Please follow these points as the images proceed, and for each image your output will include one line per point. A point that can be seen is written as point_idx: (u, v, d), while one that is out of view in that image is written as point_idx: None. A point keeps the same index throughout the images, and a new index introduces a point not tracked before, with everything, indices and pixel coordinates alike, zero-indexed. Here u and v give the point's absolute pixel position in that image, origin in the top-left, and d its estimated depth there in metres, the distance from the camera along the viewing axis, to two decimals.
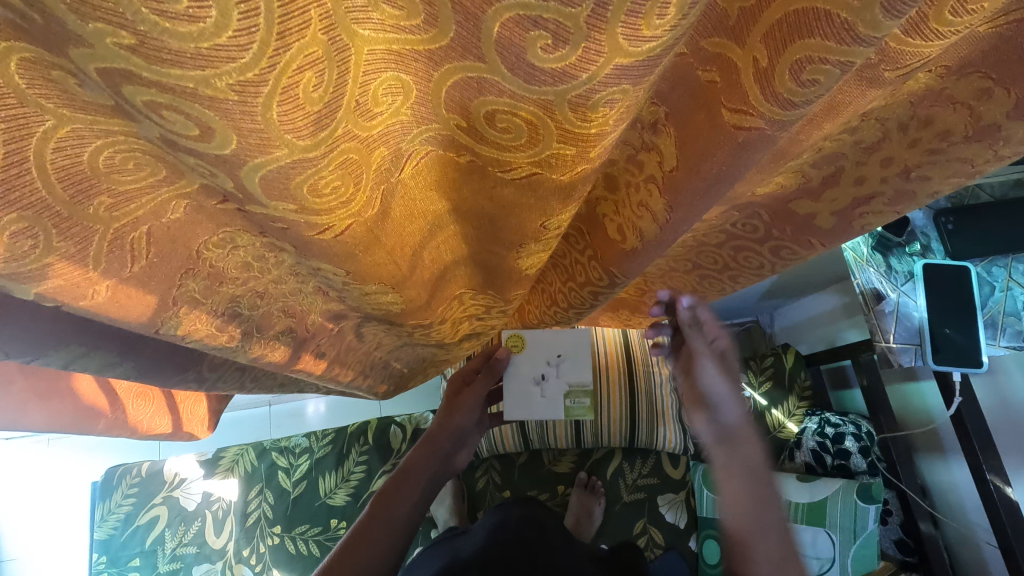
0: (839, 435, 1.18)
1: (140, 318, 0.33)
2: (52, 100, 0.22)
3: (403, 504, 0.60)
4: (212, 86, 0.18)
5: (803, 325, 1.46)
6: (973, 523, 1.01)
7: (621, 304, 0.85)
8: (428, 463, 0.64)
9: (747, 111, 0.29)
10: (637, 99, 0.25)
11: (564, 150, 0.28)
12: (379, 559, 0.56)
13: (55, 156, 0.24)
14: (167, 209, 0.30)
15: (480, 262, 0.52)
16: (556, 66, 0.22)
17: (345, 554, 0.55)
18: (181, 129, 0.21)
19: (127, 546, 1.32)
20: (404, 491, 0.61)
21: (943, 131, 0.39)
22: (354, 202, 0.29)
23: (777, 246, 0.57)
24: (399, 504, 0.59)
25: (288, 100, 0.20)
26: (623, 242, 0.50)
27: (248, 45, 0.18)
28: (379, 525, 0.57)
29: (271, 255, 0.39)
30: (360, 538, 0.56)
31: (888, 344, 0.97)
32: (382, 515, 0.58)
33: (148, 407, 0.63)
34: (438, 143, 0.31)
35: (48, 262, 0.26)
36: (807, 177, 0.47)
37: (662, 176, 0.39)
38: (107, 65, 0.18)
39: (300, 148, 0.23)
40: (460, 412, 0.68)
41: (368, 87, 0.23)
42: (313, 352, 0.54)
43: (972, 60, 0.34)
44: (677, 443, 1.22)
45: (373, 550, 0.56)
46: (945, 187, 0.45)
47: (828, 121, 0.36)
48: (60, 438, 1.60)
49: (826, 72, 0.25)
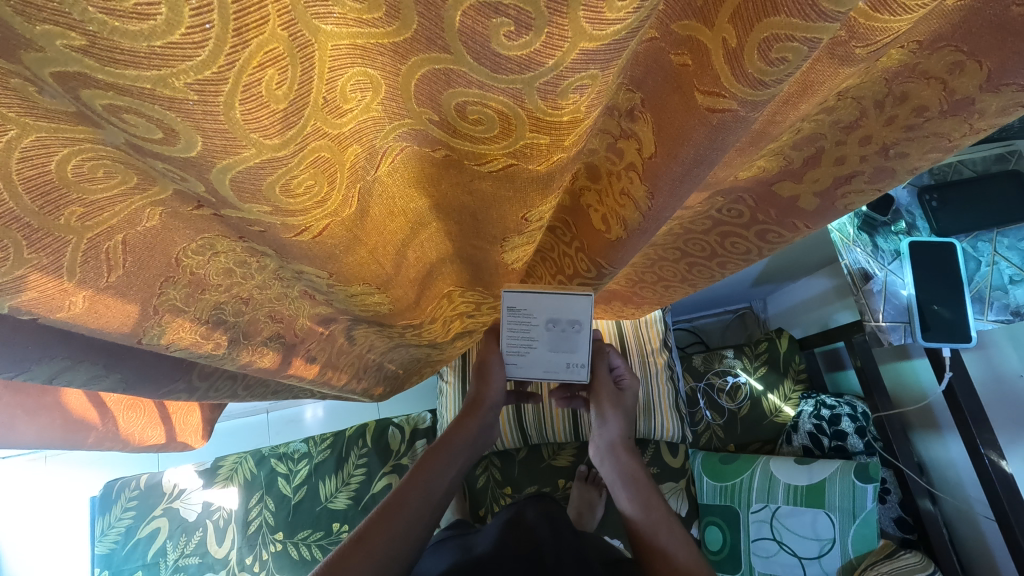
0: (836, 417, 1.20)
1: (120, 328, 0.33)
2: (13, 110, 0.21)
3: (438, 475, 0.60)
4: (170, 86, 0.18)
5: (796, 310, 1.47)
6: (970, 499, 1.01)
7: (612, 295, 0.85)
8: (465, 432, 0.64)
9: (719, 93, 0.29)
10: (606, 84, 0.25)
11: (539, 140, 0.29)
12: (412, 529, 0.55)
13: (21, 166, 0.23)
14: (142, 217, 0.30)
15: (465, 259, 0.51)
16: (521, 53, 0.22)
17: (382, 519, 0.55)
18: (145, 132, 0.21)
19: (130, 559, 1.31)
20: (445, 463, 0.61)
21: (919, 107, 0.40)
22: (330, 201, 0.29)
23: (763, 230, 0.57)
24: (439, 476, 0.60)
25: (251, 98, 0.20)
26: (608, 231, 0.50)
27: (203, 43, 0.17)
28: (416, 495, 0.57)
29: (252, 260, 0.38)
30: (395, 506, 0.56)
31: (878, 322, 0.99)
32: (420, 482, 0.59)
33: (140, 418, 0.63)
34: (412, 139, 0.30)
35: (21, 275, 0.26)
36: (788, 159, 0.47)
37: (641, 163, 0.39)
38: (62, 69, 0.17)
39: (268, 147, 0.23)
40: (495, 377, 0.65)
41: (334, 83, 0.23)
42: (303, 356, 0.54)
43: (943, 34, 0.34)
44: (675, 432, 1.20)
45: (405, 520, 0.55)
46: (923, 162, 0.45)
47: (804, 102, 0.36)
48: (58, 455, 1.60)
49: (794, 49, 0.25)
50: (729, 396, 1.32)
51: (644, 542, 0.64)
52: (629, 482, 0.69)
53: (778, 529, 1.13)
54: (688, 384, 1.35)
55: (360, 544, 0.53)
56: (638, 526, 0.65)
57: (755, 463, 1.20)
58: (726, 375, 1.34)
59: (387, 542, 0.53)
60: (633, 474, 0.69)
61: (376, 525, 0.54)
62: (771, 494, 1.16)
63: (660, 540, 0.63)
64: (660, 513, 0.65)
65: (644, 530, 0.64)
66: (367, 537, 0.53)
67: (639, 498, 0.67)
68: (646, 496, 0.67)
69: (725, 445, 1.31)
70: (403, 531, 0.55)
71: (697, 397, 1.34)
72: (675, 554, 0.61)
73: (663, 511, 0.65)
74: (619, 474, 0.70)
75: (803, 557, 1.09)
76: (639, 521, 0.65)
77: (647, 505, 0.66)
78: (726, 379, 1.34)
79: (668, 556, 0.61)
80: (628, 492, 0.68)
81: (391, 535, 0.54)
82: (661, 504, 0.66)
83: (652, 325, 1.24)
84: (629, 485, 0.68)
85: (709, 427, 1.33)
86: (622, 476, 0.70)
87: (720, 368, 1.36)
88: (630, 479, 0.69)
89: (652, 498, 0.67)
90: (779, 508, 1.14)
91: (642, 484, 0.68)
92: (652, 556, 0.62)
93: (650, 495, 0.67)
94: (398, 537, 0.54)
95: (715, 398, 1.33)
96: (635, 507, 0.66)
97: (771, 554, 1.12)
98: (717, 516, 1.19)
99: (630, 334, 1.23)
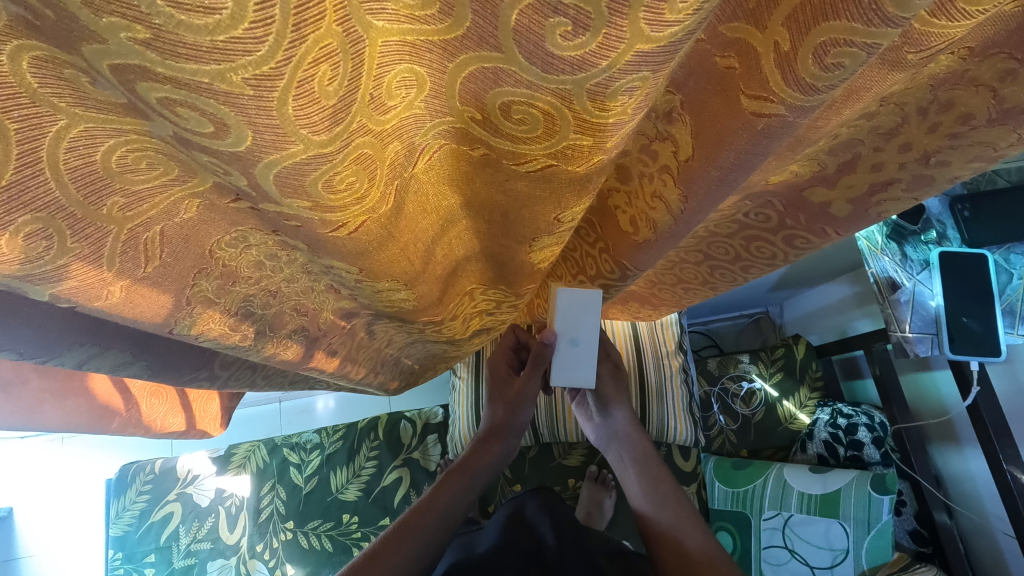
0: (853, 426, 1.18)
1: (154, 318, 0.33)
2: (65, 100, 0.21)
3: (456, 497, 0.61)
4: (228, 80, 0.18)
5: (814, 316, 1.45)
6: (989, 513, 1.00)
7: (630, 296, 0.84)
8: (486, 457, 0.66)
9: (767, 98, 0.29)
10: (657, 86, 0.25)
11: (581, 141, 0.28)
12: (428, 547, 0.57)
13: (68, 156, 0.23)
14: (179, 209, 0.30)
15: (491, 257, 0.51)
16: (575, 53, 0.22)
17: (397, 535, 0.56)
18: (195, 126, 0.20)
19: (143, 542, 1.34)
20: (463, 485, 0.63)
21: (965, 115, 0.39)
22: (368, 198, 0.29)
23: (791, 235, 0.56)
24: (457, 498, 0.61)
25: (304, 94, 0.20)
26: (635, 233, 0.49)
27: (264, 38, 0.17)
28: (433, 515, 0.59)
29: (283, 254, 0.38)
30: (414, 523, 0.57)
31: (903, 333, 0.95)
32: (436, 502, 0.60)
33: (162, 405, 0.64)
34: (450, 136, 0.30)
35: (64, 265, 0.26)
36: (822, 165, 0.46)
37: (676, 165, 0.38)
38: (121, 61, 0.17)
39: (315, 144, 0.22)
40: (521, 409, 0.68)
41: (382, 79, 0.23)
42: (325, 350, 0.54)
43: (997, 41, 0.33)
44: (688, 435, 1.19)
45: (420, 538, 0.57)
46: (964, 172, 0.44)
47: (848, 107, 0.35)
48: (75, 437, 1.63)
49: (851, 55, 0.25)
50: (743, 401, 1.31)
51: (653, 516, 0.65)
52: (637, 460, 0.70)
53: (791, 537, 1.12)
54: (702, 389, 1.34)
55: (373, 561, 0.54)
56: (646, 501, 0.66)
57: (768, 471, 1.19)
58: (741, 380, 1.33)
59: (401, 560, 0.54)
60: (641, 452, 0.70)
61: (391, 540, 0.56)
62: (784, 501, 1.15)
63: (668, 512, 0.64)
64: (667, 488, 0.67)
65: (653, 507, 0.65)
66: (380, 553, 0.54)
67: (646, 474, 0.68)
68: (654, 474, 0.68)
69: (737, 451, 1.30)
70: (418, 549, 0.56)
71: (710, 402, 1.33)
72: (682, 531, 0.62)
73: (671, 487, 0.67)
74: (625, 453, 0.71)
75: (814, 566, 1.08)
76: (646, 496, 0.67)
77: (655, 482, 0.67)
78: (741, 385, 1.33)
79: (676, 534, 0.62)
80: (636, 471, 0.69)
81: (408, 554, 0.55)
82: (668, 478, 0.68)
83: (668, 328, 1.23)
84: (636, 464, 0.70)
85: (721, 432, 1.32)
86: (630, 457, 0.71)
87: (734, 373, 1.35)
88: (637, 456, 0.70)
89: (660, 475, 0.68)
90: (792, 516, 1.13)
91: (648, 459, 0.70)
92: (660, 529, 0.63)
93: (659, 472, 0.68)
94: (413, 554, 0.56)
95: (729, 403, 1.32)
96: (644, 485, 0.67)
97: (782, 561, 1.11)
98: (728, 522, 1.19)
99: (645, 336, 1.21)
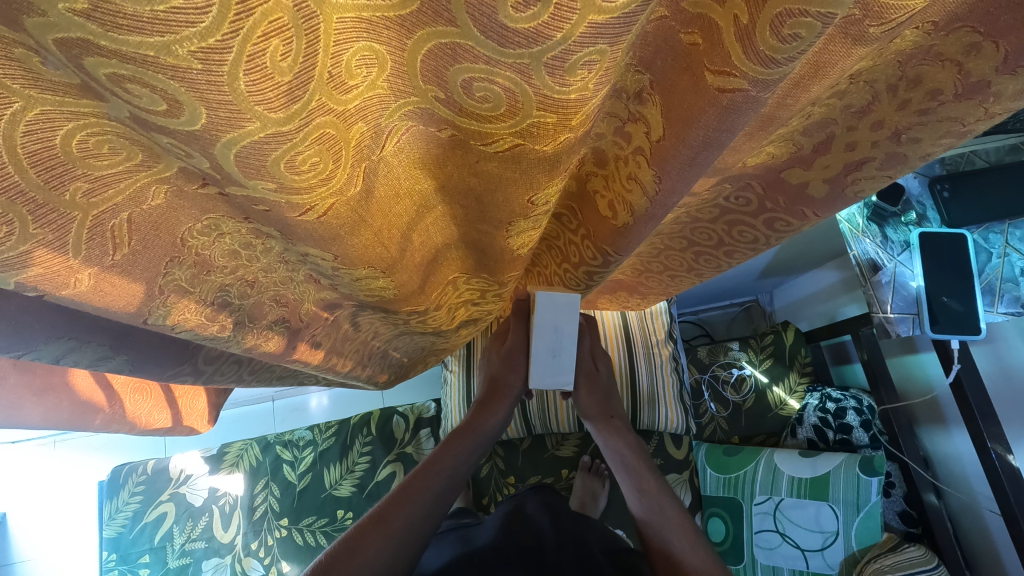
0: (841, 410, 1.19)
1: (125, 307, 0.33)
2: (17, 81, 0.21)
3: (461, 460, 0.61)
4: (173, 53, 0.18)
5: (803, 302, 1.46)
6: (975, 493, 1.01)
7: (617, 285, 0.85)
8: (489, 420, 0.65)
9: (729, 72, 0.29)
10: (615, 61, 0.25)
11: (545, 118, 0.28)
12: (431, 511, 0.57)
13: (25, 140, 0.23)
14: (147, 195, 0.30)
15: (470, 244, 0.51)
16: (528, 26, 0.22)
17: (400, 500, 0.56)
18: (148, 104, 0.20)
19: (137, 543, 1.33)
20: (468, 448, 0.62)
21: (933, 91, 0.39)
22: (335, 179, 0.28)
23: (771, 218, 0.57)
24: (461, 460, 0.61)
25: (255, 68, 0.20)
26: (614, 218, 0.49)
27: (205, 8, 0.17)
28: (438, 479, 0.58)
29: (258, 242, 0.38)
30: (416, 485, 0.57)
31: (886, 315, 0.97)
32: (437, 464, 0.59)
33: (147, 401, 0.64)
34: (417, 117, 0.30)
35: (26, 250, 0.26)
36: (798, 145, 0.47)
37: (649, 147, 0.39)
38: (66, 35, 0.17)
39: (273, 121, 0.22)
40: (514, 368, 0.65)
41: (341, 57, 0.23)
42: (308, 342, 0.54)
43: (960, 15, 0.33)
44: (679, 423, 1.20)
45: (422, 502, 0.56)
46: (936, 148, 0.44)
47: (815, 85, 0.36)
48: (67, 439, 1.62)
49: (807, 25, 0.25)
50: (734, 388, 1.33)
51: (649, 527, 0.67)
52: (627, 469, 0.71)
53: (782, 521, 1.13)
54: (692, 376, 1.35)
55: (380, 525, 0.54)
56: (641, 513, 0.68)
57: (760, 456, 1.20)
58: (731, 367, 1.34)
59: (404, 527, 0.54)
60: (629, 461, 0.71)
61: (392, 504, 0.55)
62: (775, 486, 1.16)
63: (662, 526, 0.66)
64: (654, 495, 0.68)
65: (649, 519, 0.67)
66: (384, 518, 0.54)
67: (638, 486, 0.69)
68: (644, 484, 0.69)
69: (729, 437, 1.32)
70: (418, 515, 0.55)
71: (701, 389, 1.34)
72: (677, 541, 0.64)
73: (662, 495, 0.68)
74: (618, 464, 0.72)
75: (806, 549, 1.09)
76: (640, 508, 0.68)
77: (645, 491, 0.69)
78: (731, 372, 1.34)
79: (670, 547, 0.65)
80: (628, 479, 0.70)
81: (409, 518, 0.55)
82: (659, 486, 0.69)
83: (657, 317, 1.23)
84: (627, 471, 0.71)
85: (713, 419, 1.33)
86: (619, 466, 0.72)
87: (724, 360, 1.36)
88: (627, 467, 0.71)
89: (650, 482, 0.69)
90: (783, 500, 1.14)
91: (638, 468, 0.70)
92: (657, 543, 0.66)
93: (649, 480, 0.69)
94: (416, 519, 0.55)
95: (719, 391, 1.33)
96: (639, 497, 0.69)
97: (773, 546, 1.12)
98: (720, 508, 1.20)
99: (634, 326, 1.21)
